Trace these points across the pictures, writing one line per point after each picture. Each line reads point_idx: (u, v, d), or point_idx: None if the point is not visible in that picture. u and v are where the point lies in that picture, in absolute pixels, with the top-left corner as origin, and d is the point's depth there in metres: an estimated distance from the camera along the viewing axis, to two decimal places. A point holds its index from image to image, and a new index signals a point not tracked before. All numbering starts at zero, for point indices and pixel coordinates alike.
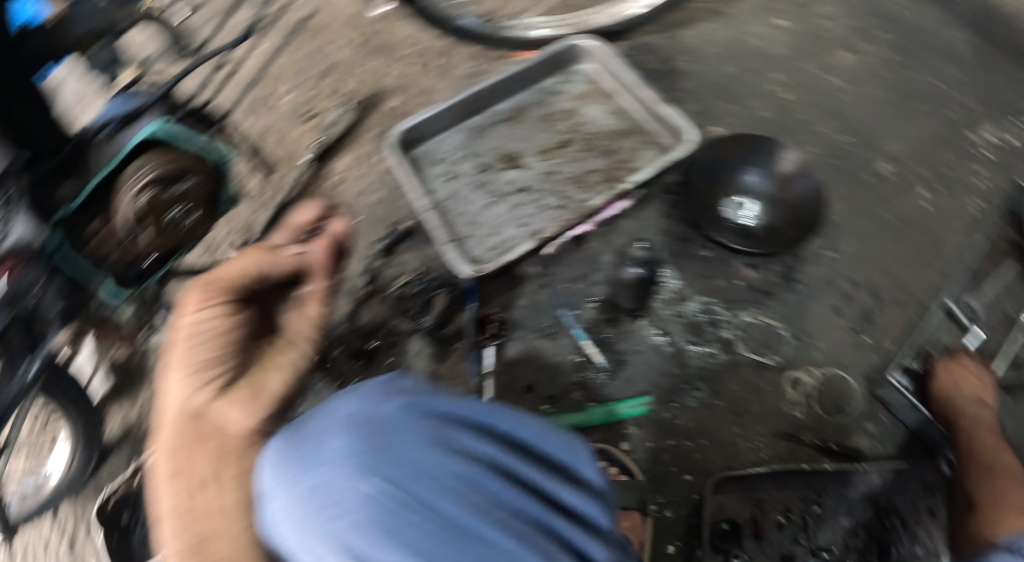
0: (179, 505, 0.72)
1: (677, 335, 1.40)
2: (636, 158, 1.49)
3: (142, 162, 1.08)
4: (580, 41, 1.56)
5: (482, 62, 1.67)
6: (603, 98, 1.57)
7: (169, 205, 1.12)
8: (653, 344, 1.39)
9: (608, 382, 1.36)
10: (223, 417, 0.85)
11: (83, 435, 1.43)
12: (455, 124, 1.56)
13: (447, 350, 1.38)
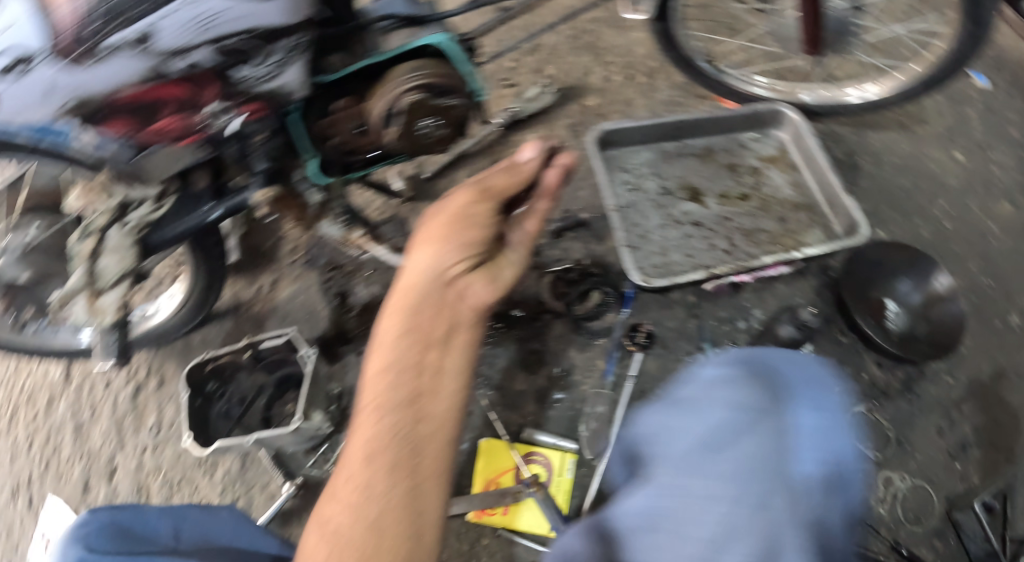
0: (396, 391, 0.81)
1: None
2: (801, 231, 1.57)
3: (415, 72, 1.00)
4: (781, 109, 1.65)
5: (681, 94, 1.75)
6: (784, 167, 1.65)
7: (423, 113, 1.03)
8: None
9: None
10: (467, 293, 0.90)
11: (204, 294, 1.46)
12: (649, 141, 1.63)
13: (586, 341, 1.41)
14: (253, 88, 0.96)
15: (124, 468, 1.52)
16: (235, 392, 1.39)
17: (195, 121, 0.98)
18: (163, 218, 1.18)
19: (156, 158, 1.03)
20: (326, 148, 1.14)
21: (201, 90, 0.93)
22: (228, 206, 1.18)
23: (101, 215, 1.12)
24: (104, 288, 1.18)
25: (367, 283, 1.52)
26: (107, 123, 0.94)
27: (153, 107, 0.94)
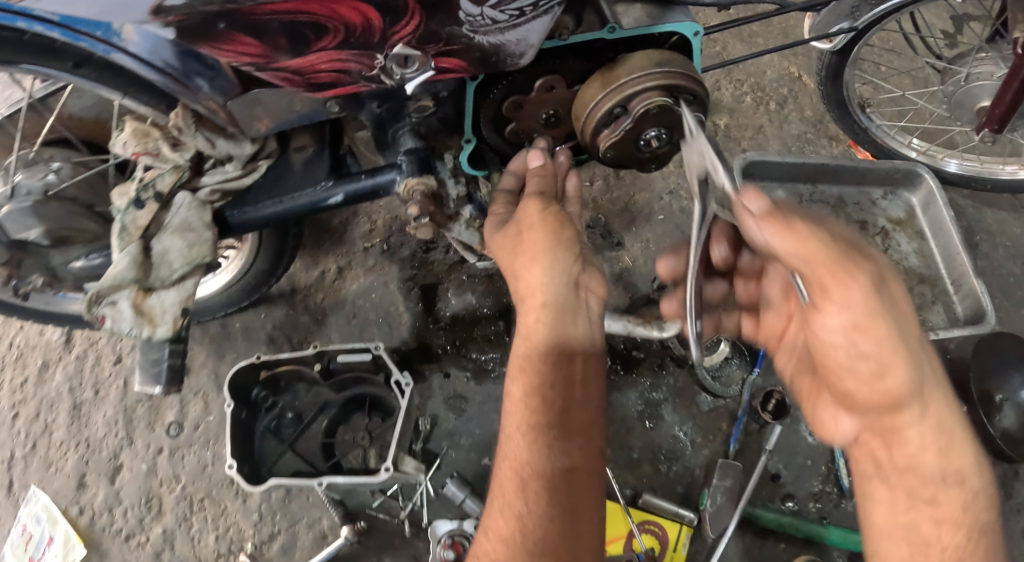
0: (548, 410, 0.70)
1: None
2: (924, 308, 1.44)
3: (665, 64, 0.66)
4: (919, 171, 1.46)
5: (812, 131, 1.59)
6: (911, 233, 1.50)
7: (658, 122, 0.68)
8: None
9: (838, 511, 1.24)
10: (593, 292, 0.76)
11: (266, 278, 1.15)
12: (786, 180, 1.48)
13: (701, 399, 1.25)
14: (474, 37, 0.57)
15: (130, 470, 1.27)
16: (287, 406, 1.15)
17: (362, 64, 0.59)
18: (249, 193, 0.79)
19: (246, 105, 0.64)
20: (499, 133, 0.78)
21: (395, 15, 0.54)
22: (353, 191, 0.77)
23: (165, 172, 0.75)
24: (159, 286, 0.76)
25: (458, 290, 1.28)
26: (220, 37, 0.55)
27: (304, 29, 0.55)
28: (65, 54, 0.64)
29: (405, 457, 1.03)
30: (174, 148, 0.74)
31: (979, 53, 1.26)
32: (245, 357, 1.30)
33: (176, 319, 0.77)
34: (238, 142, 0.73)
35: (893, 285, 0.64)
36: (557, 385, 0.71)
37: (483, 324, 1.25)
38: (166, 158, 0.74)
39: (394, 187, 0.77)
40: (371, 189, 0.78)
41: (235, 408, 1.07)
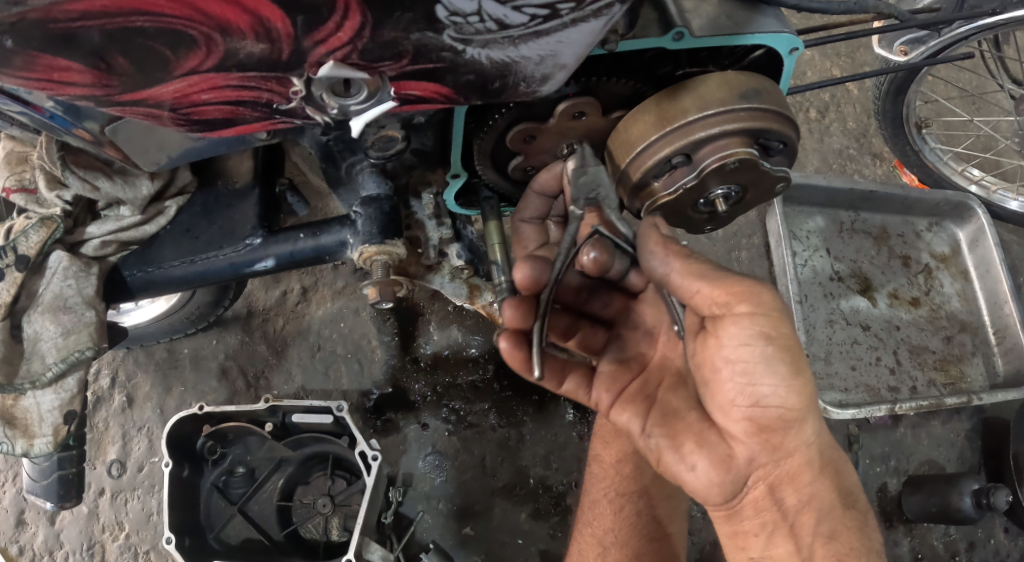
0: None
1: None
2: (964, 359, 1.25)
3: (751, 97, 0.47)
4: (970, 204, 1.29)
5: (855, 146, 1.40)
6: (954, 272, 1.32)
7: (729, 180, 0.49)
8: None
9: None
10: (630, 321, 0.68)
11: (210, 304, 0.96)
12: (826, 206, 1.31)
13: None
14: (462, 49, 0.36)
15: (70, 512, 1.09)
16: (237, 461, 0.96)
17: (271, 91, 0.37)
18: (153, 246, 0.59)
19: (139, 128, 0.46)
20: (500, 170, 0.58)
21: (312, 14, 0.31)
22: (287, 254, 0.58)
23: (29, 226, 0.56)
24: (31, 386, 0.57)
25: (442, 323, 1.10)
26: (14, 53, 0.32)
27: (159, 45, 0.32)
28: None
29: (371, 544, 0.86)
30: (50, 186, 0.57)
31: None
32: (194, 390, 1.11)
33: (59, 428, 0.61)
34: (131, 181, 0.56)
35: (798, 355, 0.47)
36: (651, 503, 0.79)
37: (470, 368, 1.08)
38: (42, 200, 0.58)
39: (345, 251, 0.58)
40: (312, 253, 0.59)
41: (172, 468, 0.89)
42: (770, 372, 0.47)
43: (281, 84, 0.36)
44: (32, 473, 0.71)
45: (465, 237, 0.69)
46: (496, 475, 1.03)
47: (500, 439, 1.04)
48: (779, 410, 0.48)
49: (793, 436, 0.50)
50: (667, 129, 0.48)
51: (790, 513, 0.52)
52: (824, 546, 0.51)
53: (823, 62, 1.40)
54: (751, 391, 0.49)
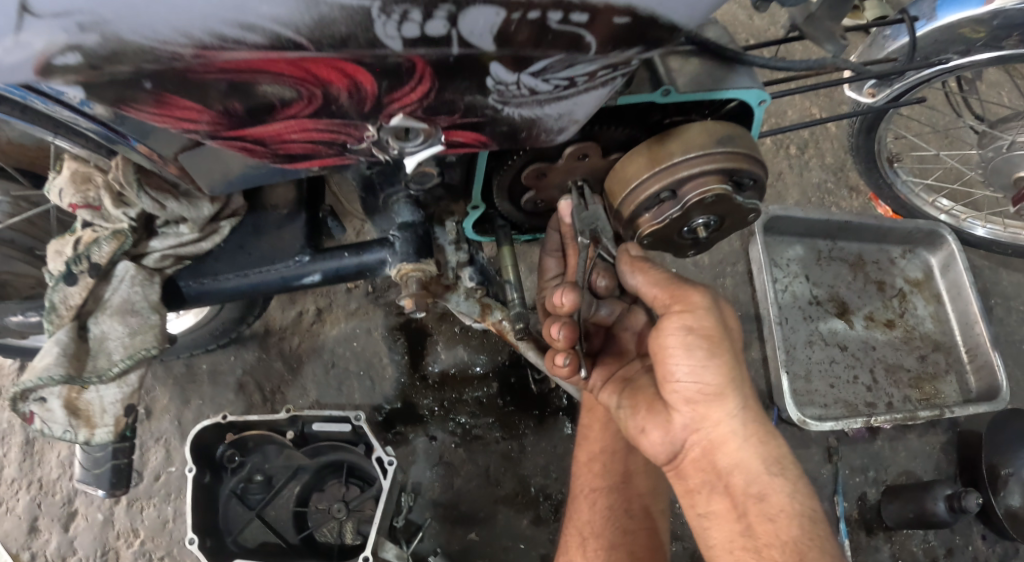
0: None
1: None
2: (937, 377, 1.34)
3: (727, 142, 0.56)
4: (941, 232, 1.39)
5: (833, 180, 1.51)
6: (927, 295, 1.42)
7: (709, 211, 0.58)
8: None
9: None
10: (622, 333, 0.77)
11: (237, 319, 1.03)
12: (805, 235, 1.41)
13: None
14: (501, 108, 0.45)
15: (85, 519, 1.14)
16: (255, 469, 1.02)
17: (347, 134, 0.46)
18: (208, 261, 0.67)
19: (203, 157, 0.54)
20: (514, 201, 0.67)
21: (396, 81, 0.40)
22: (333, 269, 0.67)
23: (103, 238, 0.63)
24: (97, 380, 0.64)
25: (449, 343, 1.18)
26: (149, 97, 0.40)
27: (269, 96, 0.41)
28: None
29: (386, 543, 0.92)
30: (115, 202, 0.62)
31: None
32: (212, 403, 1.17)
33: (118, 419, 0.68)
34: (194, 202, 0.63)
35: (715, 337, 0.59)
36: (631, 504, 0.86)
37: (474, 386, 1.15)
38: (107, 214, 0.63)
39: (383, 267, 0.68)
40: (355, 269, 0.68)
41: (196, 474, 0.95)
42: (691, 355, 0.58)
43: (352, 126, 0.45)
44: (86, 462, 0.78)
45: (477, 261, 0.77)
46: (499, 484, 1.09)
47: (503, 450, 1.11)
48: (700, 387, 0.59)
49: (717, 409, 0.59)
50: (645, 175, 0.57)
51: (724, 473, 0.60)
52: (755, 503, 0.59)
53: (803, 101, 1.53)
54: (680, 373, 0.59)
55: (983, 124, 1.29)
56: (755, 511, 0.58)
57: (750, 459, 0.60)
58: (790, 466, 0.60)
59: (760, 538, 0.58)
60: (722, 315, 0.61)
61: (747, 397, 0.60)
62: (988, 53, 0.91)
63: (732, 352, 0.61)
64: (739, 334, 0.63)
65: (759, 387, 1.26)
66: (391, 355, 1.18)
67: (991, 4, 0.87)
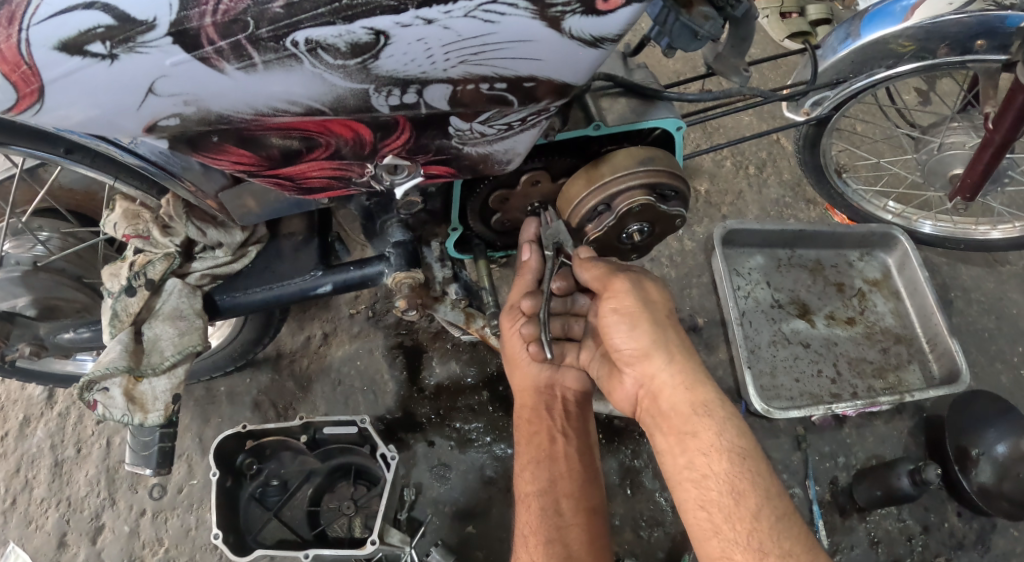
0: (535, 478, 0.84)
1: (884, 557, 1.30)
2: (901, 366, 1.45)
3: (647, 162, 0.70)
4: (894, 233, 1.52)
5: (790, 195, 1.65)
6: (887, 293, 1.54)
7: (641, 218, 0.73)
8: (858, 550, 1.31)
9: None
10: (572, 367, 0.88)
11: (249, 341, 1.15)
12: (765, 246, 1.54)
13: None
14: (462, 148, 0.58)
15: (112, 531, 1.23)
16: (272, 475, 1.13)
17: (352, 171, 0.60)
18: (239, 277, 0.82)
19: (238, 194, 0.70)
20: (485, 223, 0.81)
21: (387, 131, 0.55)
22: (342, 280, 0.81)
23: (155, 259, 0.79)
24: (151, 372, 0.79)
25: (443, 358, 1.31)
26: (213, 148, 0.56)
27: (298, 144, 0.56)
28: (56, 140, 0.69)
29: (391, 529, 1.03)
30: (163, 233, 0.79)
31: (951, 123, 1.25)
32: (230, 420, 1.29)
33: (167, 406, 0.81)
34: (229, 230, 0.79)
35: (651, 307, 0.77)
36: (590, 493, 0.85)
37: (468, 394, 1.27)
38: (156, 242, 0.79)
39: (383, 278, 0.81)
40: (359, 280, 0.81)
41: (219, 478, 1.05)
42: (631, 324, 0.76)
43: (354, 164, 0.59)
44: (137, 446, 0.89)
45: (461, 278, 0.90)
46: (494, 481, 1.20)
47: (496, 452, 1.22)
48: (634, 347, 0.76)
49: (654, 363, 0.76)
50: (583, 194, 0.71)
51: (665, 416, 0.75)
52: (692, 441, 0.72)
53: (759, 124, 1.69)
54: (620, 341, 0.77)
55: (916, 130, 1.34)
56: (692, 445, 0.71)
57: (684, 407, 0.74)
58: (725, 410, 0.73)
59: (700, 470, 0.70)
60: (648, 295, 0.77)
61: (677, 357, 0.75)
62: (914, 63, 1.03)
63: (664, 324, 0.77)
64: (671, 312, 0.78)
65: (729, 384, 1.38)
66: (391, 370, 1.30)
67: (908, 21, 1.00)
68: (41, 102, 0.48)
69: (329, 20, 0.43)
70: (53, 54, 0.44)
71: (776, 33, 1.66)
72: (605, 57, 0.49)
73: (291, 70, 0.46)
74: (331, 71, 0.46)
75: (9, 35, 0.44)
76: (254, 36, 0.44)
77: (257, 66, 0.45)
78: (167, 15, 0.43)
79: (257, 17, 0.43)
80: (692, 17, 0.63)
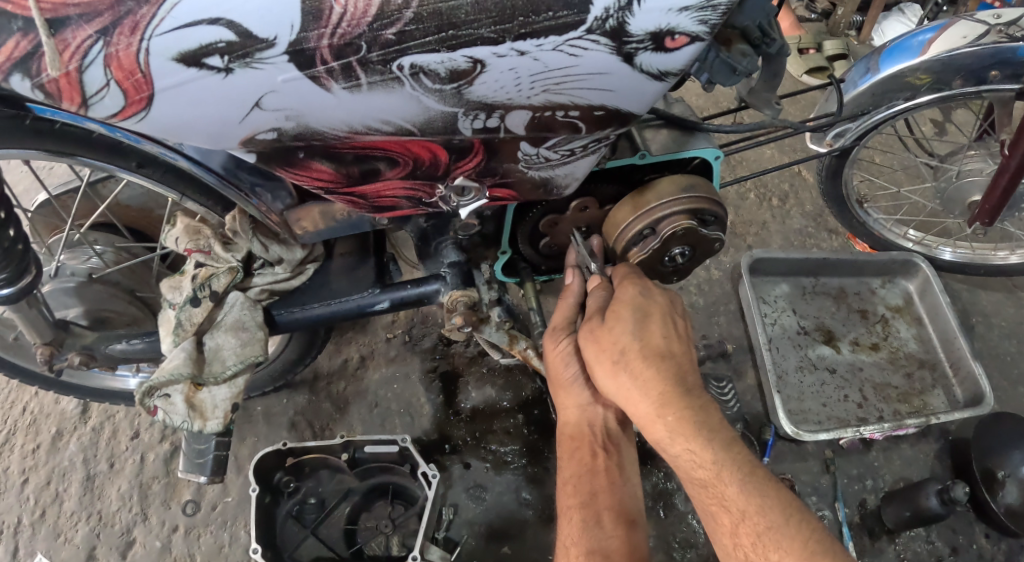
0: (576, 493, 0.86)
1: None
2: (926, 391, 1.46)
3: (689, 189, 0.75)
4: (915, 260, 1.55)
5: (813, 225, 1.68)
6: (909, 319, 1.56)
7: (682, 242, 0.77)
8: None
9: None
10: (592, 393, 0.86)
11: (292, 362, 1.20)
12: (789, 274, 1.57)
13: None
14: (526, 172, 0.63)
15: (143, 546, 1.25)
16: (310, 492, 1.15)
17: (423, 191, 0.66)
18: (298, 294, 0.87)
19: (306, 214, 0.77)
20: (533, 247, 0.85)
21: (462, 154, 0.60)
22: (399, 298, 0.86)
23: (220, 273, 0.83)
24: (212, 381, 0.82)
25: (478, 382, 1.34)
26: (299, 164, 0.61)
27: (380, 163, 0.62)
28: (129, 154, 0.75)
29: (430, 546, 1.04)
30: (225, 247, 0.83)
31: (968, 151, 1.29)
32: (265, 439, 1.31)
33: (226, 414, 0.86)
34: (290, 247, 0.85)
35: (632, 333, 0.72)
36: (629, 499, 0.86)
37: (503, 417, 1.30)
38: (217, 256, 0.84)
39: (438, 296, 0.86)
40: (416, 297, 0.87)
41: (259, 494, 1.07)
42: (623, 375, 0.71)
43: (422, 184, 0.65)
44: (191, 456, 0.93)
45: (505, 301, 0.92)
46: (528, 502, 1.22)
47: (530, 473, 1.24)
48: (618, 398, 0.73)
49: (636, 407, 0.72)
50: (630, 220, 0.76)
51: (671, 451, 0.72)
52: (701, 467, 0.71)
53: (780, 156, 1.75)
54: (606, 391, 0.73)
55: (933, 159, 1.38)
56: (710, 483, 0.70)
57: (682, 447, 0.71)
58: (713, 430, 0.70)
59: (712, 496, 0.71)
60: (631, 327, 0.72)
61: (660, 393, 0.70)
62: (932, 95, 1.08)
63: (646, 361, 0.71)
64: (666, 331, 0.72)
65: (757, 408, 1.39)
66: (427, 391, 1.34)
67: (923, 56, 1.05)
68: (148, 109, 0.52)
69: (435, 48, 0.48)
70: (170, 64, 0.49)
71: (794, 69, 1.76)
72: (667, 90, 0.54)
73: (391, 92, 0.51)
74: (428, 93, 0.51)
75: (129, 44, 0.47)
76: (365, 59, 0.48)
77: (362, 86, 0.51)
78: (288, 35, 0.47)
79: (370, 42, 0.48)
80: (731, 53, 0.67)
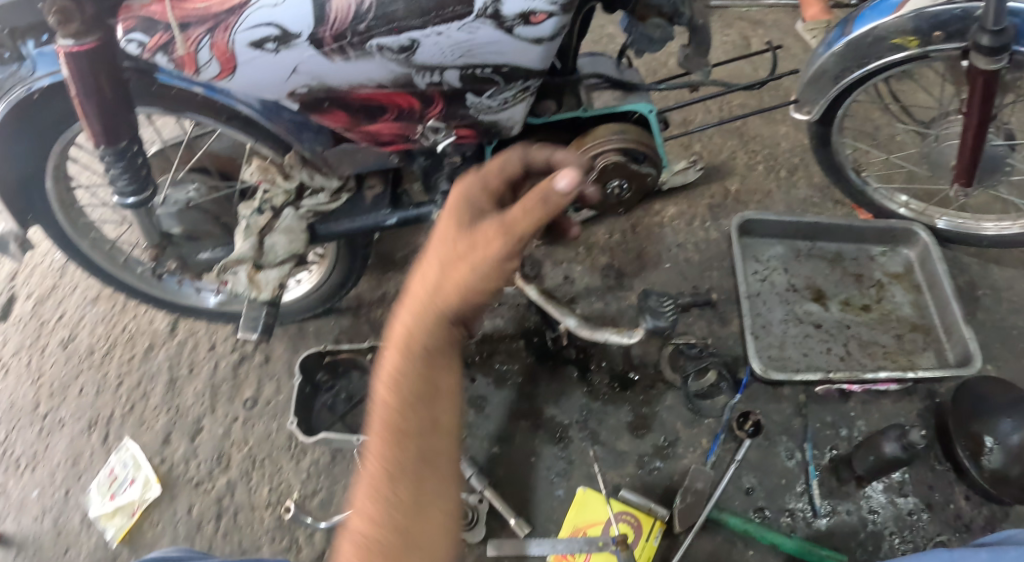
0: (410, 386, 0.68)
1: (880, 525, 1.34)
2: (914, 352, 1.53)
3: (622, 133, 0.94)
4: (915, 229, 1.62)
5: (819, 195, 1.77)
6: (907, 286, 1.62)
7: (619, 175, 0.96)
8: (854, 516, 1.35)
9: (796, 523, 1.35)
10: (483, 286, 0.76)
11: (334, 285, 1.47)
12: (785, 237, 1.70)
13: (677, 407, 1.45)
14: (479, 115, 0.86)
15: (208, 432, 1.54)
16: (343, 388, 1.44)
17: (409, 131, 0.89)
18: (336, 213, 1.14)
19: (340, 155, 1.03)
20: None
21: (430, 101, 0.84)
22: (404, 215, 1.12)
23: (278, 193, 1.09)
24: (267, 264, 1.12)
25: (493, 313, 1.58)
26: (322, 110, 0.86)
27: (377, 111, 0.86)
28: (220, 111, 1.03)
29: None
30: (285, 179, 1.09)
31: (950, 116, 1.36)
32: None
33: (276, 289, 1.15)
34: (331, 177, 1.11)
35: None
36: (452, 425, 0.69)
37: (510, 341, 1.54)
38: (276, 184, 1.09)
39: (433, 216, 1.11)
40: (416, 216, 1.12)
41: (300, 384, 1.37)
42: None
43: (411, 124, 0.88)
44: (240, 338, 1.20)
45: None
46: (521, 413, 1.46)
47: (527, 389, 1.48)
48: None
49: None
50: (577, 156, 0.96)
51: None
52: None
53: (795, 133, 1.88)
54: None
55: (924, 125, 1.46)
56: None
57: None
58: None
59: None
60: None
61: None
62: (902, 54, 1.20)
63: None
64: (528, 223, 0.73)
65: (737, 351, 1.54)
66: None
67: (899, 12, 1.16)
68: (232, 78, 0.79)
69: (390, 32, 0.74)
70: (245, 48, 0.75)
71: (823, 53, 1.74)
72: (553, 48, 0.78)
73: (372, 60, 0.77)
74: (393, 62, 0.77)
75: (222, 37, 0.75)
76: (352, 41, 0.74)
77: (354, 58, 0.76)
78: (309, 28, 0.73)
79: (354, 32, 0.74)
80: (646, 26, 0.88)
